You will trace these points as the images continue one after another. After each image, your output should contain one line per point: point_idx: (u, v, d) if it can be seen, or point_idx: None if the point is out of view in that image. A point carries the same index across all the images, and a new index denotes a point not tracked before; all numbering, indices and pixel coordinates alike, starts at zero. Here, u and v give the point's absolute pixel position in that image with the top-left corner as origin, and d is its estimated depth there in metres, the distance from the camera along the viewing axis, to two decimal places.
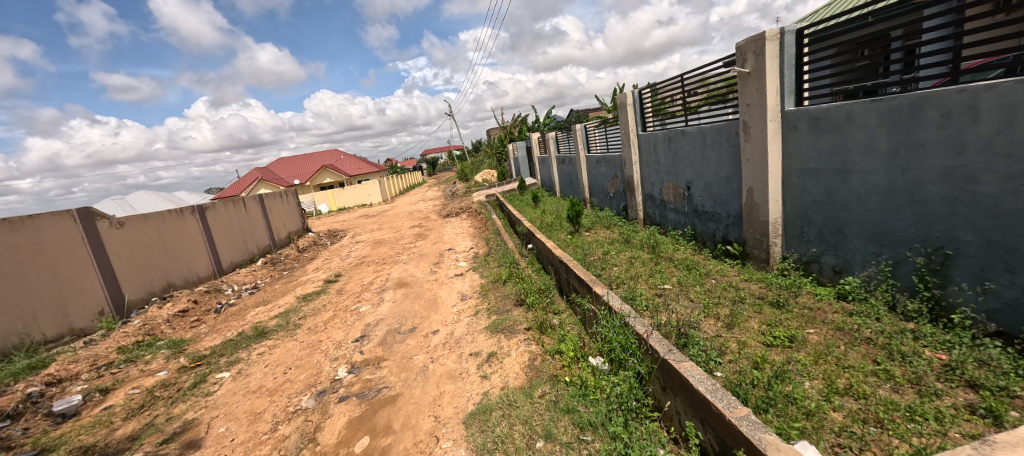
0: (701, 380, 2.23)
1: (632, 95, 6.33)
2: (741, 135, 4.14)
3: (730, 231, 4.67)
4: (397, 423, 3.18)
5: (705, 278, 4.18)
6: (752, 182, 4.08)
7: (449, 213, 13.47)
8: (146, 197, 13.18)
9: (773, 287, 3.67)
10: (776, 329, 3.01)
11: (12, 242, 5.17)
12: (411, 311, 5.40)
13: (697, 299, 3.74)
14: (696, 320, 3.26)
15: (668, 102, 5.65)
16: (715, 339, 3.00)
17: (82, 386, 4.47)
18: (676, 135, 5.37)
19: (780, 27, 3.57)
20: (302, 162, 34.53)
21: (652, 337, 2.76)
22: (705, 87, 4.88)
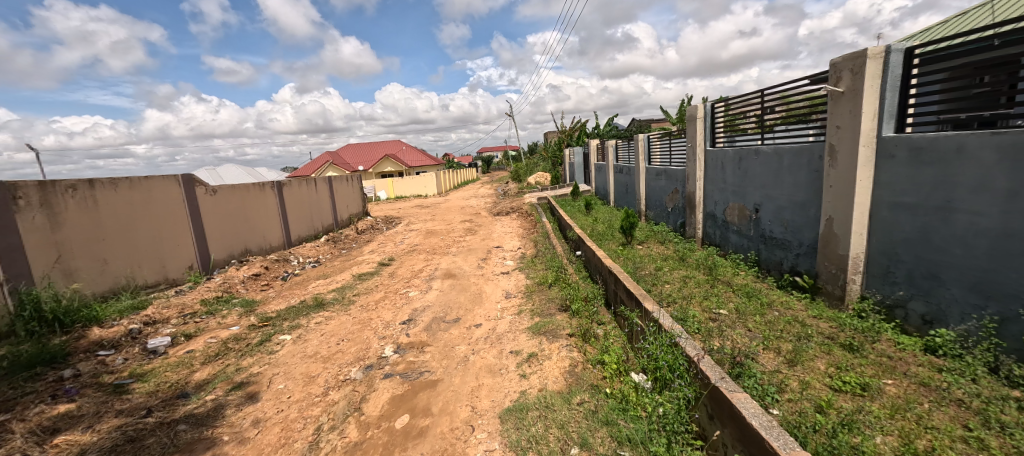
0: (755, 415, 2.12)
1: (703, 108, 6.11)
2: (825, 159, 3.86)
3: (800, 261, 4.36)
4: (436, 407, 3.28)
5: (767, 309, 3.92)
6: (833, 211, 3.79)
7: (501, 212, 13.65)
8: (233, 170, 14.55)
9: (846, 329, 3.38)
10: (846, 373, 2.78)
11: (130, 198, 5.90)
12: (456, 302, 5.53)
13: (756, 329, 3.53)
14: (752, 352, 3.09)
15: (742, 118, 5.38)
16: (775, 375, 2.83)
17: (170, 329, 5.02)
18: (749, 154, 5.10)
19: (885, 45, 3.28)
20: (368, 149, 36.44)
21: (703, 361, 2.66)
22: (785, 105, 4.60)
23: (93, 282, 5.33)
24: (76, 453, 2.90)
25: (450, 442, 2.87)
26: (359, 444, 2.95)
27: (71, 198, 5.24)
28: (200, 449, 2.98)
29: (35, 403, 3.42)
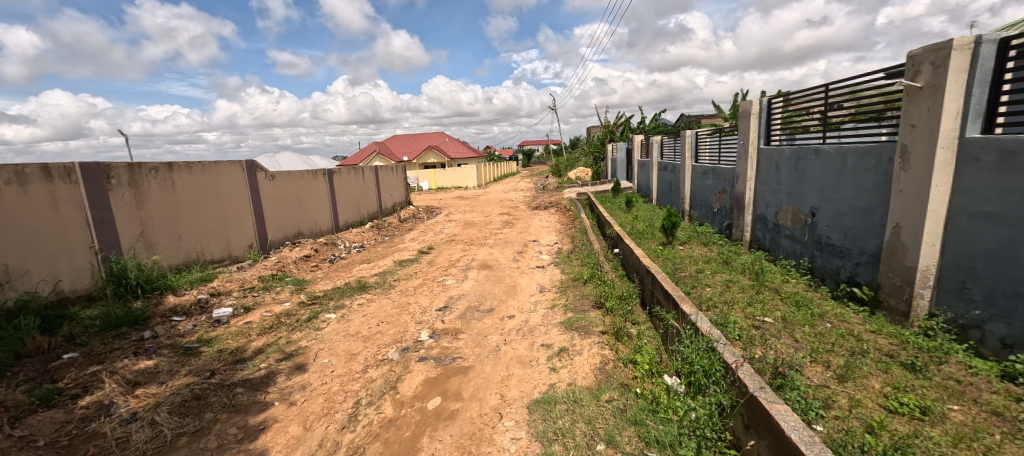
0: (795, 428, 2.06)
1: (759, 103, 5.86)
2: (896, 160, 3.62)
3: (860, 271, 4.11)
4: (467, 392, 3.41)
5: (818, 320, 3.74)
6: (901, 218, 3.55)
7: (539, 206, 13.69)
8: (289, 157, 15.48)
9: (909, 348, 3.16)
10: (904, 395, 2.62)
11: (202, 180, 6.45)
12: (491, 293, 5.66)
13: (803, 340, 3.39)
14: (797, 364, 2.98)
15: (802, 114, 5.12)
16: (821, 390, 2.72)
17: (231, 301, 5.49)
18: (807, 154, 4.84)
19: (975, 36, 3.02)
20: (412, 140, 37.45)
21: (742, 368, 2.60)
22: (855, 101, 4.30)
23: (169, 255, 5.91)
24: (153, 404, 3.28)
25: (478, 427, 2.99)
26: (393, 421, 3.12)
27: (154, 179, 5.80)
28: (255, 412, 3.27)
29: (121, 358, 3.90)
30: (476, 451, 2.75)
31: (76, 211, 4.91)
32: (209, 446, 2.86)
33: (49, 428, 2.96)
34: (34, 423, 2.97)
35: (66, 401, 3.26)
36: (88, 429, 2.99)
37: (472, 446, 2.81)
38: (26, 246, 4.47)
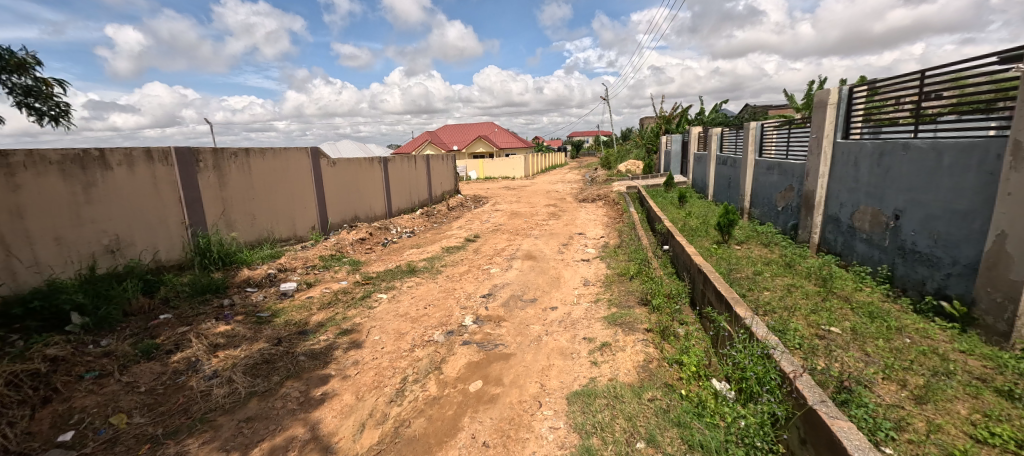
0: (859, 447, 1.93)
1: (838, 93, 5.40)
2: (1006, 158, 3.21)
3: (950, 283, 3.71)
4: (507, 378, 3.49)
5: (894, 333, 3.42)
6: (1008, 225, 3.15)
7: (586, 198, 13.50)
8: (348, 145, 16.32)
9: (1007, 372, 2.82)
10: (995, 424, 2.35)
11: (272, 165, 6.97)
12: (535, 283, 5.70)
13: (875, 355, 3.13)
14: (865, 379, 2.76)
15: (890, 105, 4.66)
16: (895, 410, 2.50)
17: (296, 277, 5.93)
18: (894, 149, 4.41)
19: None
20: (462, 130, 38.07)
21: (801, 379, 2.47)
22: (957, 90, 3.85)
23: (245, 233, 6.47)
24: (230, 364, 3.67)
25: (518, 412, 3.06)
26: (436, 399, 3.26)
27: (234, 163, 6.34)
28: (315, 380, 3.54)
29: (204, 321, 4.38)
30: (515, 436, 2.82)
31: (171, 189, 5.50)
32: (276, 407, 3.15)
33: (148, 376, 3.44)
34: (137, 372, 3.47)
35: (162, 355, 3.75)
36: (178, 381, 3.44)
37: (511, 430, 2.88)
38: (134, 219, 5.09)
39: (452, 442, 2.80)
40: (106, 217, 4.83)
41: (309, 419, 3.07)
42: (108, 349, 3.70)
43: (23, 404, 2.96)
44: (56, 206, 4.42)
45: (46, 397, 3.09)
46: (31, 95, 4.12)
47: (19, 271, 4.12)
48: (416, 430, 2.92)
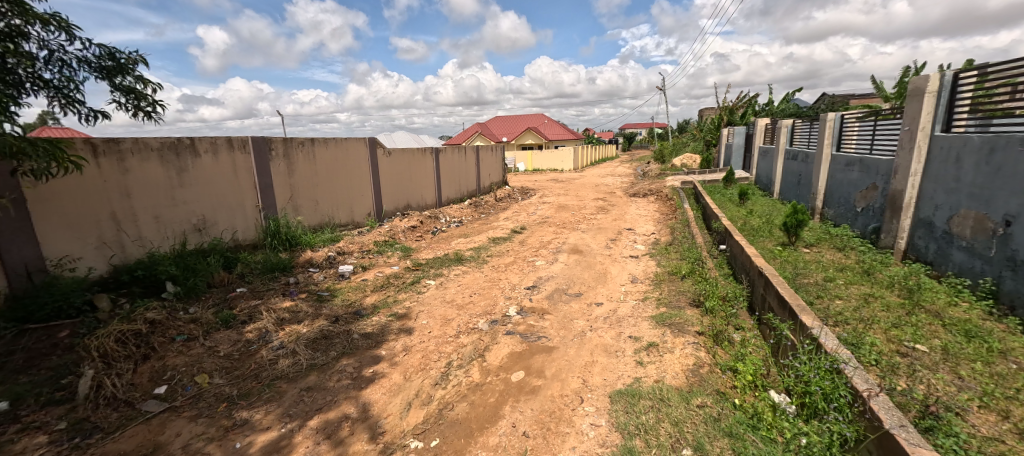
0: None
1: (939, 79, 4.78)
2: None
3: None
4: (549, 371, 3.45)
5: (995, 356, 3.00)
6: None
7: (637, 193, 13.06)
8: (402, 136, 16.84)
9: None
10: None
11: (334, 154, 7.32)
12: (580, 278, 5.59)
13: (970, 378, 2.76)
14: (957, 406, 2.44)
15: (1006, 93, 4.05)
16: (994, 443, 2.19)
17: (352, 260, 6.22)
18: (1008, 144, 3.84)
19: None
20: (512, 122, 38.11)
21: (877, 399, 2.24)
22: None
23: (308, 218, 6.87)
24: (294, 337, 3.94)
25: (558, 406, 3.01)
26: (479, 386, 3.29)
27: (301, 151, 6.73)
28: (366, 359, 3.70)
29: (271, 297, 4.73)
30: (555, 429, 2.78)
31: (248, 176, 5.96)
32: (330, 382, 3.33)
33: (228, 343, 3.82)
34: (218, 338, 3.85)
35: (238, 324, 4.12)
36: (251, 349, 3.77)
37: (551, 423, 2.85)
38: (217, 201, 5.59)
39: (494, 429, 2.81)
40: (193, 199, 5.34)
41: (360, 395, 3.21)
42: (195, 316, 4.13)
43: (128, 359, 3.36)
44: (155, 188, 4.95)
45: (145, 354, 3.50)
46: (131, 95, 4.57)
47: (127, 244, 4.70)
48: (459, 414, 2.97)
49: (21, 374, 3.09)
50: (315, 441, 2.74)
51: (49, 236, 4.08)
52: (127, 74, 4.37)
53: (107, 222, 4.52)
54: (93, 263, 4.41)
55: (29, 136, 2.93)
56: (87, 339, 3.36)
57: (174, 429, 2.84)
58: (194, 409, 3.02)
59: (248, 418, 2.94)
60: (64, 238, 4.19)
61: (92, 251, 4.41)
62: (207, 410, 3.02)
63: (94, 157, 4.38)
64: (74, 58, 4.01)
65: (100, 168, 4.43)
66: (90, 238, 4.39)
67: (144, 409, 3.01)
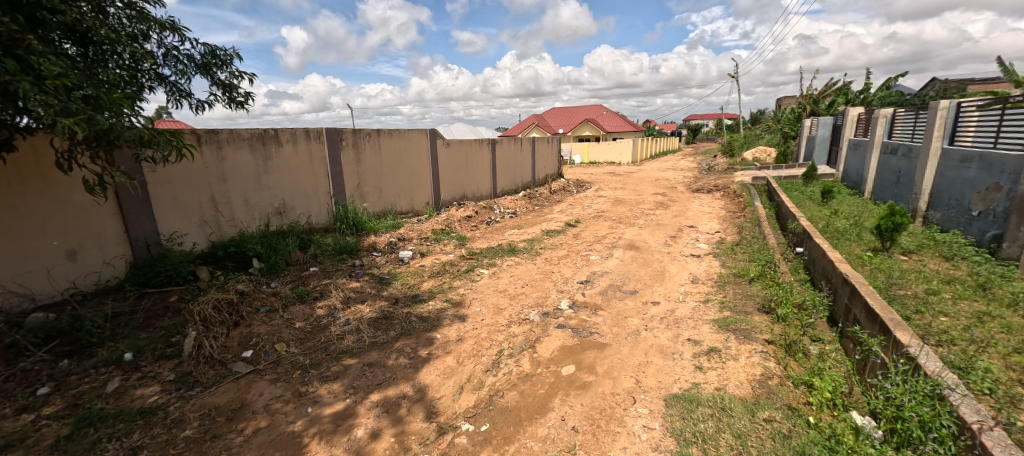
0: None
1: None
2: None
3: None
4: (601, 368, 3.35)
5: None
6: None
7: (702, 188, 12.33)
8: (460, 127, 17.15)
9: None
10: None
11: (397, 145, 7.59)
12: (636, 275, 5.38)
13: None
14: None
15: None
16: None
17: (411, 247, 6.46)
18: None
19: None
20: (569, 114, 37.48)
21: (991, 433, 1.93)
22: None
23: (372, 205, 7.21)
24: (358, 316, 4.17)
25: (609, 404, 2.92)
26: (529, 376, 3.28)
27: (367, 142, 7.04)
28: (423, 341, 3.83)
29: (340, 277, 5.03)
30: (605, 427, 2.70)
31: (322, 164, 6.37)
32: (391, 361, 3.50)
33: (303, 317, 4.12)
34: (294, 311, 4.17)
35: (311, 300, 4.44)
36: (322, 324, 4.04)
37: (601, 420, 2.77)
38: (296, 187, 6.06)
39: (543, 420, 2.79)
40: (277, 185, 5.83)
41: (416, 375, 3.33)
42: (275, 290, 4.49)
43: (222, 325, 3.73)
44: (246, 174, 5.46)
45: (235, 321, 3.87)
46: (228, 88, 5.02)
47: (223, 224, 5.28)
48: (509, 401, 2.98)
49: (142, 330, 3.69)
50: (375, 415, 2.88)
51: (163, 215, 4.73)
52: (225, 70, 4.81)
53: (207, 204, 5.10)
54: (196, 239, 5.04)
55: (155, 127, 3.36)
56: (191, 306, 3.82)
57: (258, 390, 3.13)
58: (274, 374, 3.32)
59: (317, 387, 3.16)
60: (174, 216, 4.82)
61: (196, 229, 5.02)
62: (285, 375, 3.30)
63: (198, 146, 4.90)
64: (184, 55, 4.48)
65: (203, 156, 4.97)
66: (194, 217, 5.00)
67: (235, 369, 3.35)
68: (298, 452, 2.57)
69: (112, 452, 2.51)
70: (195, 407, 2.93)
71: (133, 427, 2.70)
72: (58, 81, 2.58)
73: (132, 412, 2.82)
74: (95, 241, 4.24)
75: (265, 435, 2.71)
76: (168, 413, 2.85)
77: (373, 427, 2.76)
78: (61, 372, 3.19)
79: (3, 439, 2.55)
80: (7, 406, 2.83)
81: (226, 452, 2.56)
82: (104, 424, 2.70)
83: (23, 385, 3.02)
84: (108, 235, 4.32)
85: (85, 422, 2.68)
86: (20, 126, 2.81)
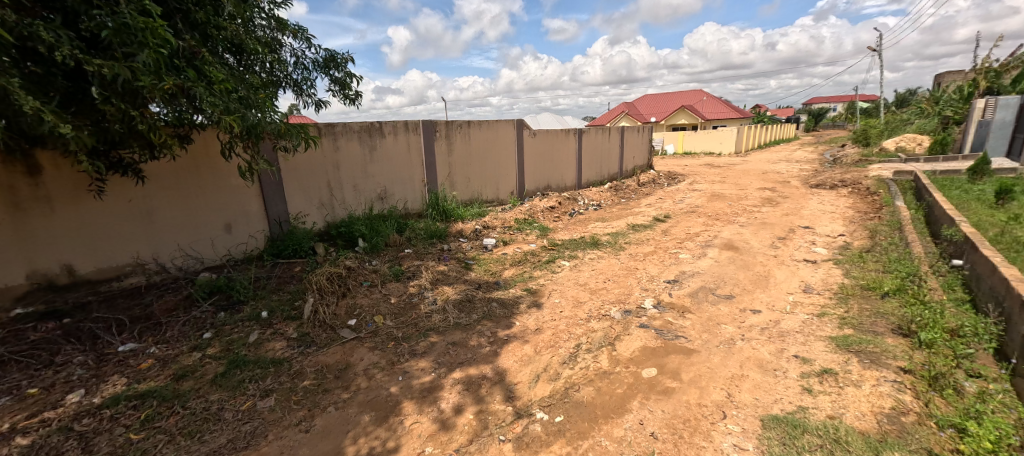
0: None
1: None
2: None
3: None
4: (687, 375, 3.06)
5: None
6: None
7: (822, 184, 10.75)
8: (546, 117, 16.98)
9: None
10: None
11: (485, 135, 7.71)
12: (734, 279, 4.84)
13: None
14: None
15: None
16: None
17: (495, 234, 6.55)
18: None
19: None
20: (664, 102, 35.19)
21: None
22: None
23: (460, 193, 7.45)
24: (444, 297, 4.33)
25: (693, 415, 2.65)
26: (607, 374, 3.11)
27: (457, 132, 7.25)
28: (502, 326, 3.86)
29: (429, 260, 5.27)
30: (688, 439, 2.45)
31: (418, 154, 6.71)
32: (472, 342, 3.57)
33: (397, 293, 4.38)
34: (391, 288, 4.45)
35: (405, 278, 4.71)
36: (413, 302, 4.26)
37: (684, 431, 2.52)
38: (396, 175, 6.47)
39: (619, 420, 2.62)
40: (381, 173, 6.28)
41: (495, 359, 3.35)
42: (375, 267, 4.84)
43: (332, 294, 4.08)
44: (356, 162, 5.96)
45: (343, 292, 4.21)
46: (342, 87, 5.48)
47: (336, 207, 5.84)
48: (584, 397, 2.86)
49: (274, 293, 4.24)
50: (457, 391, 2.97)
51: (291, 197, 5.35)
52: (341, 70, 5.24)
53: (324, 188, 5.66)
54: (315, 219, 5.62)
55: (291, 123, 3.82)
56: (309, 276, 4.25)
57: (359, 355, 3.40)
58: (372, 342, 3.58)
59: (408, 358, 3.35)
60: (299, 198, 5.43)
61: (315, 210, 5.61)
62: (381, 345, 3.54)
63: (319, 137, 5.43)
64: (309, 60, 4.97)
65: (322, 146, 5.51)
66: (315, 200, 5.59)
67: (342, 334, 3.67)
68: (391, 414, 2.75)
69: (251, 392, 2.95)
70: (311, 363, 3.28)
71: (266, 373, 3.13)
72: (223, 86, 3.04)
73: (266, 361, 3.26)
74: (244, 217, 4.98)
75: (364, 395, 2.94)
76: (291, 366, 3.23)
77: (456, 402, 2.85)
78: (218, 321, 3.79)
79: (182, 369, 3.16)
80: (185, 343, 3.48)
81: (334, 406, 2.84)
82: (247, 367, 3.17)
83: (195, 328, 3.67)
84: (253, 213, 5.04)
85: (234, 364, 3.18)
86: (195, 123, 3.34)
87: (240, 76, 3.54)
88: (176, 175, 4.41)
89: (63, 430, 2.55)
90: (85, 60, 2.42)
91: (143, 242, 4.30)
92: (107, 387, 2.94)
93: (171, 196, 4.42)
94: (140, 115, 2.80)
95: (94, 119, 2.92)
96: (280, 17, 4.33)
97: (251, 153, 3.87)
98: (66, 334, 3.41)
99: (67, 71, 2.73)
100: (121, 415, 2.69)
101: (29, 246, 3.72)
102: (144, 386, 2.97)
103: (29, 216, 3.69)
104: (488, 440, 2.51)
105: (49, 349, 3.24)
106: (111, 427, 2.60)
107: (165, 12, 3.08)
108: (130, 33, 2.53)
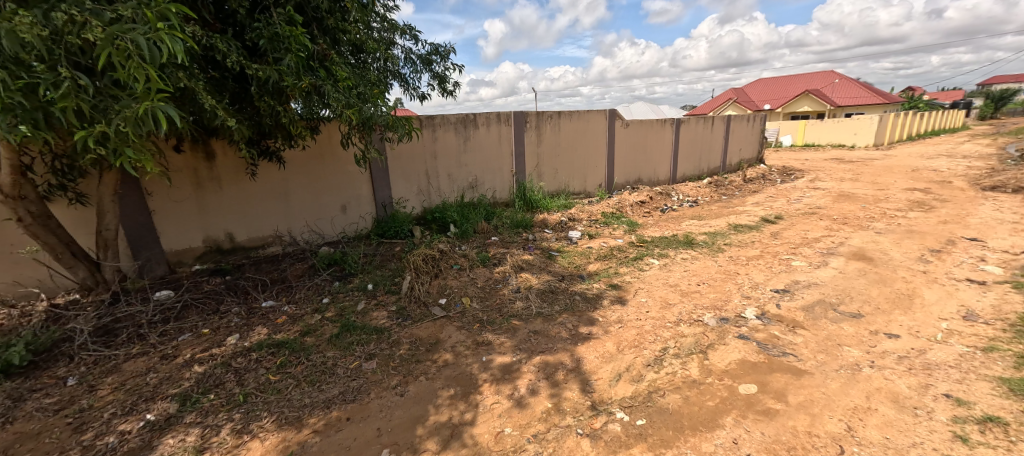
0: None
1: None
2: None
3: None
4: (795, 398, 2.67)
5: None
6: None
7: (998, 187, 8.63)
8: (642, 107, 16.09)
9: None
10: None
11: (576, 126, 7.53)
12: (864, 295, 4.11)
13: None
14: None
15: None
16: None
17: (580, 227, 6.38)
18: None
19: None
20: (780, 88, 31.27)
21: None
22: None
23: (547, 184, 7.41)
24: (528, 286, 4.34)
25: (801, 443, 2.31)
26: (698, 383, 2.85)
27: (548, 123, 7.19)
28: (584, 320, 3.73)
29: (515, 248, 5.31)
30: None
31: (509, 145, 6.78)
32: (554, 332, 3.52)
33: (483, 278, 4.48)
34: (478, 273, 4.56)
35: (491, 265, 4.80)
36: (497, 288, 4.32)
37: None
38: (488, 165, 6.63)
39: (709, 435, 2.38)
40: (474, 163, 6.48)
41: (576, 350, 3.25)
42: (465, 251, 5.01)
43: (426, 273, 4.31)
44: (452, 153, 6.22)
45: (436, 273, 4.42)
46: (443, 80, 5.72)
47: (433, 194, 6.15)
48: (670, 403, 2.65)
49: (378, 268, 4.62)
50: (537, 376, 2.94)
51: (394, 184, 5.76)
52: (444, 63, 5.45)
53: (423, 177, 5.99)
54: (413, 205, 5.99)
55: (399, 116, 4.08)
56: (409, 255, 4.53)
57: (448, 332, 3.54)
58: (460, 322, 3.71)
59: (492, 340, 3.40)
60: (401, 185, 5.82)
61: (415, 197, 5.97)
62: (468, 325, 3.65)
63: (421, 129, 5.74)
64: (415, 56, 5.25)
65: (423, 137, 5.84)
66: (415, 187, 5.95)
67: (433, 312, 3.86)
68: (473, 391, 2.81)
69: (358, 353, 3.23)
70: (406, 335, 3.50)
71: (370, 339, 3.41)
72: (347, 83, 3.34)
73: (371, 328, 3.55)
74: (359, 200, 5.49)
75: (450, 370, 3.04)
76: (391, 335, 3.49)
77: (535, 389, 2.82)
78: (334, 288, 4.22)
79: (306, 327, 3.58)
80: (310, 305, 3.94)
81: (425, 375, 2.99)
82: (356, 332, 3.49)
83: (317, 293, 4.13)
84: (365, 196, 5.53)
85: (346, 328, 3.51)
86: (323, 116, 3.73)
87: (360, 74, 3.87)
88: (308, 161, 5.00)
89: (225, 364, 3.05)
90: (246, 66, 2.83)
91: (282, 217, 4.96)
92: (255, 334, 3.45)
93: (304, 178, 5.03)
94: (283, 110, 3.19)
95: (249, 113, 3.41)
96: (391, 17, 4.59)
97: (364, 144, 4.21)
98: (228, 287, 4.07)
99: (235, 75, 3.19)
100: (264, 358, 3.14)
101: (206, 216, 4.48)
102: (279, 336, 3.43)
103: (206, 192, 4.44)
104: (564, 431, 2.44)
105: (216, 299, 3.89)
106: (257, 367, 3.03)
107: (305, 21, 3.45)
108: (279, 40, 2.88)
